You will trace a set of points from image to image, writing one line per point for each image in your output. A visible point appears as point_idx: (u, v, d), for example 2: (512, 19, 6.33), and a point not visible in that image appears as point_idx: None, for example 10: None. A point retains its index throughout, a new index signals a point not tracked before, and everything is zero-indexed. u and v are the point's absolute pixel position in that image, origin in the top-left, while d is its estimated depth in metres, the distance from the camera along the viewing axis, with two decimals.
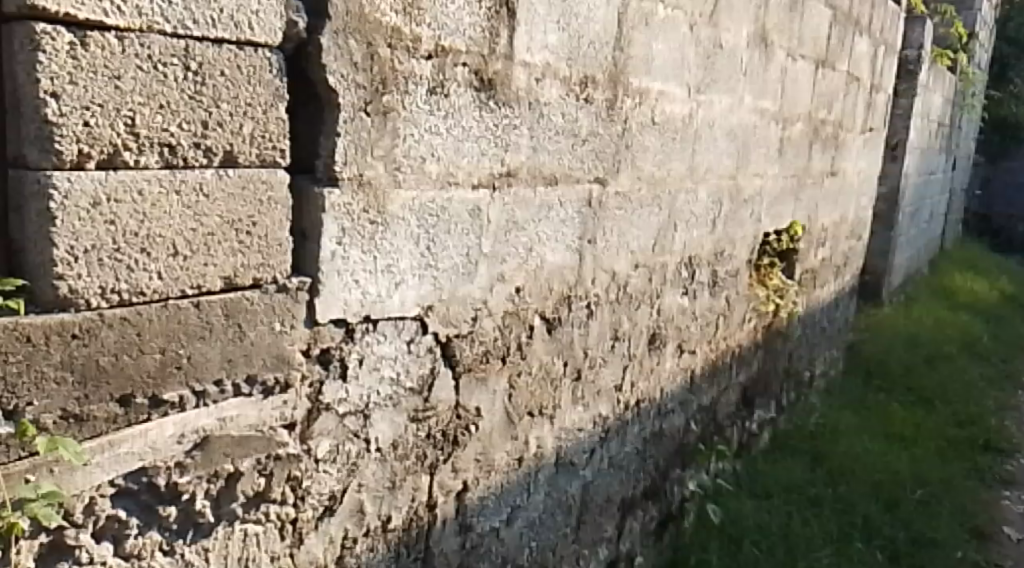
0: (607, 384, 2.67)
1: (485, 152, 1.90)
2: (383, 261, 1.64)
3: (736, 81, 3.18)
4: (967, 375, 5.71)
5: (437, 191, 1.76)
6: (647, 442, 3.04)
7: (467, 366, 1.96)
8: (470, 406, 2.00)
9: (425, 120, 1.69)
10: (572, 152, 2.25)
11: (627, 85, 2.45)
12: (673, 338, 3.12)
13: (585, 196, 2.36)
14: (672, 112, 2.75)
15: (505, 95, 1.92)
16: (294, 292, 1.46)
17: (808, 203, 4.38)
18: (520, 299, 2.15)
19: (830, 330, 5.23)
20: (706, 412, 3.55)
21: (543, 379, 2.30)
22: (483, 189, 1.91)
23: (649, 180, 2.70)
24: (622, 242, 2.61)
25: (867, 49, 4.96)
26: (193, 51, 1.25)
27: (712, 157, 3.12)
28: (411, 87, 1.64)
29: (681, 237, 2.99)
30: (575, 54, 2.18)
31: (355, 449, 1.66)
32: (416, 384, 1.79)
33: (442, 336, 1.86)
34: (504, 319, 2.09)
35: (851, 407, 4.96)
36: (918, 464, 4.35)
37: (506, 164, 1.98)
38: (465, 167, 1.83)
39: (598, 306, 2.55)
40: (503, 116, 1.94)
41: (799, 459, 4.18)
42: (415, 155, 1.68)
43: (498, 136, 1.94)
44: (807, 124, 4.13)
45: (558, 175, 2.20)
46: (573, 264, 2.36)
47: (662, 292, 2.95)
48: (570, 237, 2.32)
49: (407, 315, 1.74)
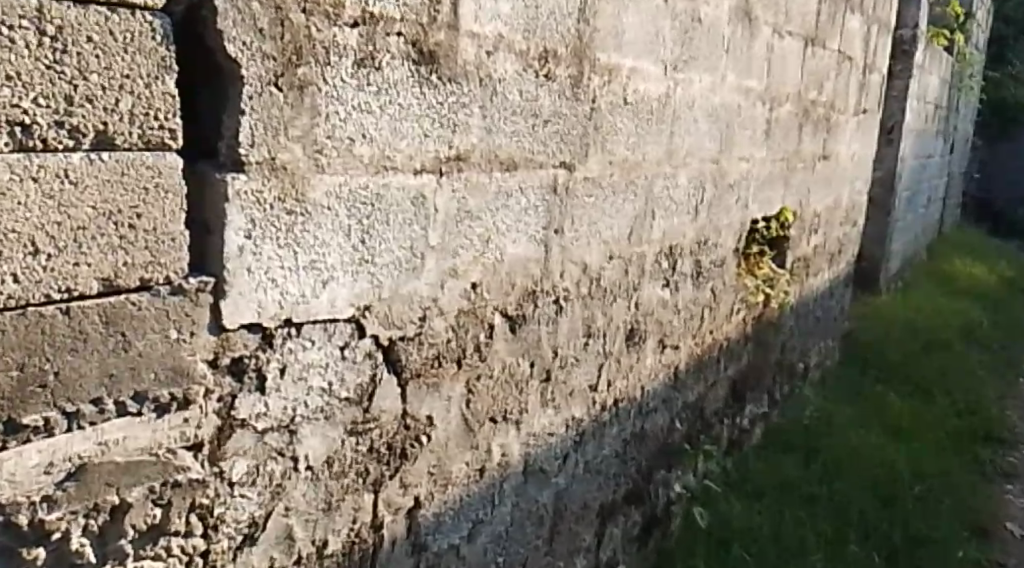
0: (580, 384, 2.49)
1: (428, 133, 1.71)
2: (307, 257, 1.45)
3: (718, 58, 2.99)
4: (967, 363, 5.53)
5: (372, 178, 1.57)
6: (627, 444, 2.85)
7: (416, 372, 1.76)
8: (421, 416, 1.80)
9: (351, 98, 1.51)
10: (533, 134, 2.06)
11: (594, 61, 2.26)
12: (653, 332, 2.93)
13: (550, 182, 2.17)
14: (647, 91, 2.57)
15: (449, 70, 1.74)
16: (194, 294, 1.28)
17: (799, 188, 4.19)
18: (477, 296, 1.95)
19: (825, 320, 5.04)
20: (693, 409, 3.36)
21: (506, 382, 2.10)
22: (428, 175, 1.73)
23: (622, 165, 2.51)
24: (593, 232, 2.42)
25: (860, 27, 4.76)
26: (49, 13, 1.09)
27: (693, 139, 2.93)
28: (333, 60, 1.46)
29: (660, 225, 2.81)
30: (533, 27, 1.99)
31: (280, 470, 1.47)
32: (353, 394, 1.60)
33: (385, 340, 1.67)
34: (458, 318, 1.89)
35: (848, 399, 4.77)
36: (916, 457, 4.17)
37: (454, 147, 1.79)
38: (404, 151, 1.65)
39: (568, 301, 2.36)
40: (449, 93, 1.76)
41: (793, 457, 3.99)
42: (340, 136, 1.49)
43: (444, 115, 1.75)
44: (795, 105, 3.94)
45: (517, 159, 2.02)
46: (538, 256, 2.17)
47: (640, 285, 2.77)
48: (534, 226, 2.13)
49: (340, 317, 1.55)
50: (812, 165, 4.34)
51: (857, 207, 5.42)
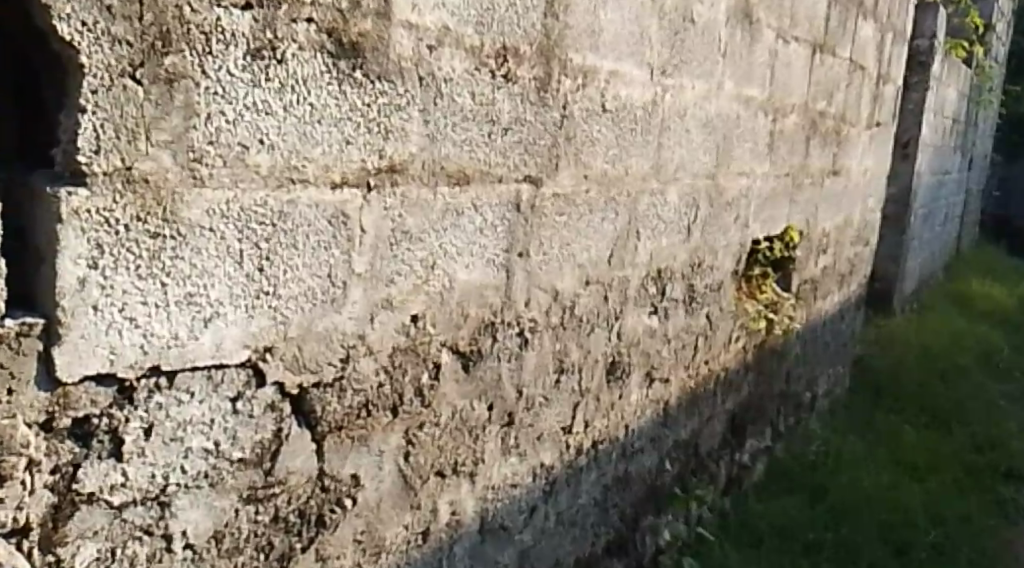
0: (550, 427, 2.21)
1: (352, 139, 1.43)
2: (179, 290, 1.18)
3: (714, 62, 2.72)
4: (985, 392, 5.21)
5: (273, 193, 1.29)
6: (607, 491, 2.58)
7: (335, 425, 1.48)
8: (345, 475, 1.53)
9: (243, 96, 1.22)
10: (490, 144, 1.79)
11: (565, 61, 1.98)
12: (638, 365, 2.66)
13: (512, 198, 1.90)
14: (630, 97, 2.29)
15: (379, 65, 1.46)
16: (14, 341, 1.05)
17: (805, 206, 3.90)
18: (419, 329, 1.66)
19: (834, 345, 4.75)
20: (684, 448, 3.08)
21: (458, 428, 1.83)
22: (352, 189, 1.44)
23: (601, 180, 2.23)
24: (565, 255, 2.14)
25: (873, 35, 4.48)
26: None
27: (684, 153, 2.65)
28: (216, 48, 1.17)
29: (645, 247, 2.54)
30: (487, 20, 1.71)
31: (146, 553, 1.20)
32: (250, 455, 1.33)
33: (293, 387, 1.39)
34: (394, 357, 1.59)
35: (857, 432, 4.48)
36: (931, 499, 3.88)
37: (385, 157, 1.50)
38: (318, 160, 1.37)
39: (535, 333, 2.08)
40: (378, 92, 1.47)
41: (797, 497, 3.71)
42: (227, 141, 1.21)
43: (373, 119, 1.47)
44: (802, 116, 3.66)
45: (469, 172, 1.74)
46: (496, 282, 1.89)
47: (622, 313, 2.49)
48: (491, 248, 1.85)
49: (230, 361, 1.27)
50: (820, 181, 4.06)
51: (869, 225, 5.14)
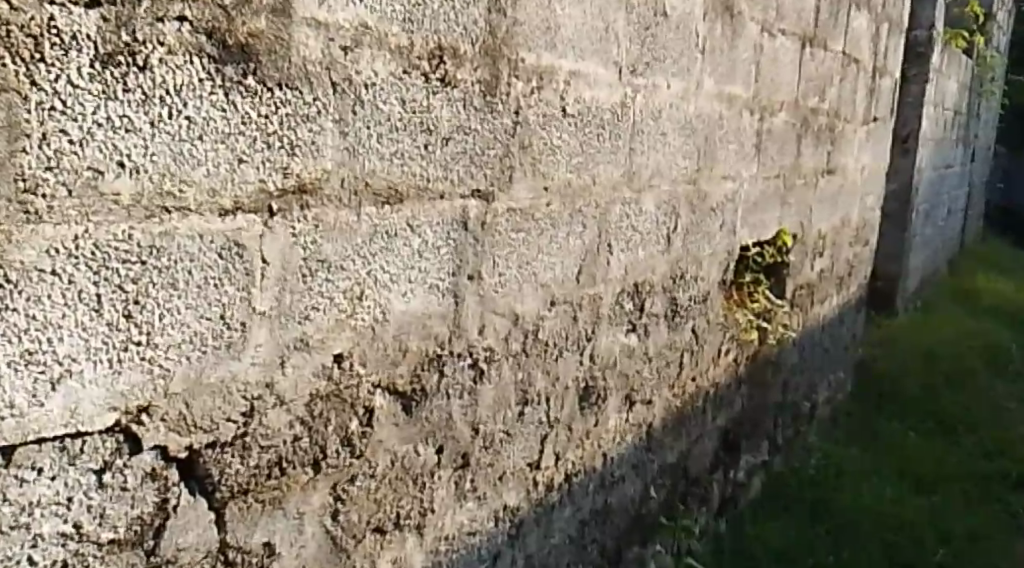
0: (514, 463, 2.01)
1: (247, 156, 1.22)
2: (14, 347, 0.98)
3: (691, 58, 2.51)
4: (993, 393, 4.98)
5: (140, 225, 1.09)
6: (584, 526, 2.37)
7: (238, 490, 1.28)
8: (255, 545, 1.33)
9: (92, 110, 1.02)
10: (429, 155, 1.58)
11: (516, 61, 1.77)
12: (616, 388, 2.45)
13: (459, 215, 1.69)
14: (595, 99, 2.09)
15: (281, 69, 1.25)
16: None
17: (798, 208, 3.69)
18: (345, 371, 1.45)
19: (834, 350, 4.54)
20: (672, 472, 2.88)
21: (399, 478, 1.62)
22: (248, 216, 1.23)
23: (565, 190, 2.03)
24: (526, 274, 1.94)
25: (868, 25, 4.27)
26: None
27: (660, 158, 2.44)
28: (51, 53, 0.98)
29: (618, 261, 2.33)
30: (417, 16, 1.50)
31: None
32: (126, 534, 1.14)
33: (180, 451, 1.19)
34: (313, 404, 1.39)
35: (859, 442, 4.27)
36: (938, 516, 3.67)
37: (294, 176, 1.30)
38: (201, 183, 1.16)
39: (493, 363, 1.87)
40: (280, 101, 1.25)
41: (795, 518, 3.51)
42: (71, 166, 1.01)
43: (276, 133, 1.26)
44: (793, 113, 3.45)
45: (404, 189, 1.53)
46: (442, 309, 1.68)
47: (594, 333, 2.29)
48: (434, 272, 1.64)
49: (91, 429, 1.07)
50: (814, 180, 3.85)
51: (869, 224, 4.92)
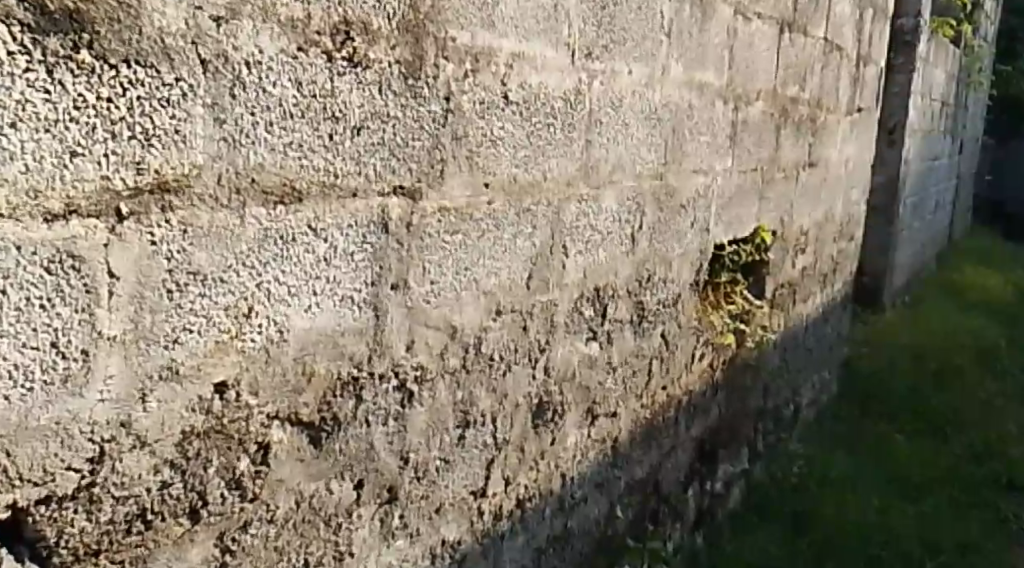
0: (454, 493, 1.79)
1: (82, 148, 1.00)
2: None
3: (655, 42, 2.29)
4: (982, 392, 4.79)
5: None
6: (541, 554, 2.15)
7: (85, 551, 1.09)
8: None
9: None
10: (338, 146, 1.35)
11: (444, 42, 1.55)
12: (575, 402, 2.24)
13: (378, 217, 1.47)
14: (543, 87, 1.87)
15: (127, 40, 1.03)
16: None
17: (778, 203, 3.48)
18: (231, 403, 1.23)
19: (819, 351, 4.34)
20: (641, 489, 2.67)
21: (308, 520, 1.40)
22: (87, 221, 1.02)
23: (510, 187, 1.81)
24: (465, 282, 1.72)
25: (851, 10, 4.06)
26: None
27: (621, 150, 2.23)
28: None
29: (574, 263, 2.12)
30: None
31: None
32: None
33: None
34: (188, 443, 1.18)
35: (846, 447, 4.06)
36: (926, 526, 3.47)
37: (150, 173, 1.08)
38: (18, 181, 0.95)
39: (426, 383, 1.65)
40: (130, 80, 1.04)
41: (776, 531, 3.30)
42: None
43: (125, 119, 1.04)
44: (771, 102, 3.24)
45: (307, 187, 1.30)
46: (359, 325, 1.45)
47: (548, 344, 2.07)
48: (348, 282, 1.41)
49: None
50: (795, 173, 3.63)
51: (854, 218, 4.72)
